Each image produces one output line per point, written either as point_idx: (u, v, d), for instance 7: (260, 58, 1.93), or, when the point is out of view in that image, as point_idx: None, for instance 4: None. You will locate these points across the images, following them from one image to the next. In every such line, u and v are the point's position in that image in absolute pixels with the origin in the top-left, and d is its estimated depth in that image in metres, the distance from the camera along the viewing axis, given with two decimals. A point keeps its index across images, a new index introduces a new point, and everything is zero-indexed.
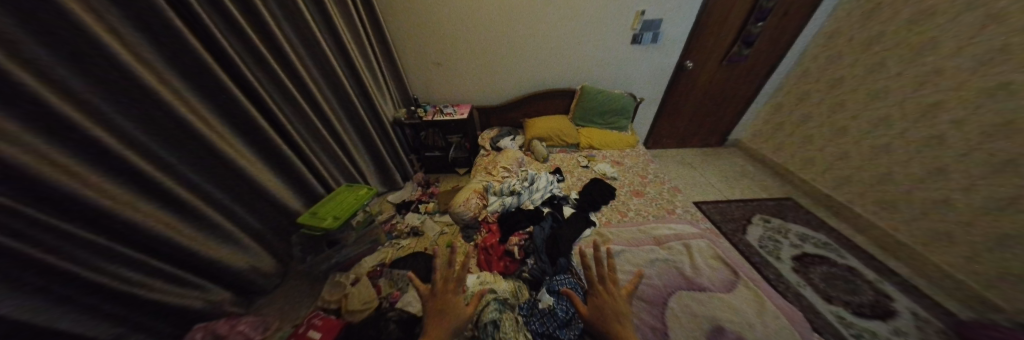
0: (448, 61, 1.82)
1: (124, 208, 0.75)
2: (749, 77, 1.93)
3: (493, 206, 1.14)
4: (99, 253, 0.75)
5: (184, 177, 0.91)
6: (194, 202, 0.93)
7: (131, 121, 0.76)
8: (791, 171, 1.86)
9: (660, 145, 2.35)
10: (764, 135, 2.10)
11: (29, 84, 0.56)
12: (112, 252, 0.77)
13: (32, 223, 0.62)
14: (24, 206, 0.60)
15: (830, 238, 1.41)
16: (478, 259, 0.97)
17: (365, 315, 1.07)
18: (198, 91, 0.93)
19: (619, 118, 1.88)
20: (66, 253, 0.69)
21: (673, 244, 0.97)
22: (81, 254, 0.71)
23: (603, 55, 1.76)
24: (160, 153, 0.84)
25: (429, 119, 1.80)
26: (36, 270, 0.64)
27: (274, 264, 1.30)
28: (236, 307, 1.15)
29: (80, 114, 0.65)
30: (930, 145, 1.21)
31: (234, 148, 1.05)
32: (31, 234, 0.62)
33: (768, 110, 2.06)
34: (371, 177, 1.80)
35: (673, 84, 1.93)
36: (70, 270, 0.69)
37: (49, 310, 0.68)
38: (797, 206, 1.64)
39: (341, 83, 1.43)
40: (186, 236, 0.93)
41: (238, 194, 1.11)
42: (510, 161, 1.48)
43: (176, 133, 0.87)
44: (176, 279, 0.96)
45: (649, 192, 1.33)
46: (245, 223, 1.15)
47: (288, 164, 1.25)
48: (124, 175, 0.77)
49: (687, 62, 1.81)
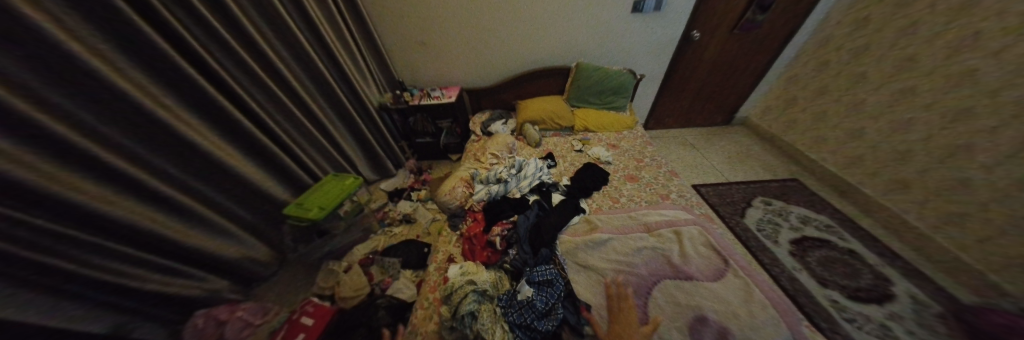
0: (432, 39, 1.69)
1: (104, 205, 0.75)
2: (761, 48, 1.77)
3: (479, 194, 1.11)
4: (83, 247, 0.76)
5: (163, 172, 0.89)
6: (178, 198, 0.92)
7: (96, 118, 0.72)
8: (800, 151, 1.76)
9: (662, 125, 2.24)
10: (774, 112, 1.97)
11: None
12: (99, 247, 0.78)
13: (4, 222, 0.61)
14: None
15: (834, 220, 1.36)
16: (462, 248, 0.97)
17: (357, 302, 1.10)
18: (168, 84, 0.87)
19: (617, 97, 1.77)
20: (47, 248, 0.69)
21: (663, 231, 0.93)
22: (66, 248, 0.72)
23: (599, 26, 1.61)
24: (135, 149, 0.81)
25: (415, 103, 1.73)
26: (23, 265, 0.65)
27: (270, 253, 1.33)
28: (235, 294, 1.19)
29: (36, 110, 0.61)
30: (958, 120, 1.10)
31: (215, 142, 1.01)
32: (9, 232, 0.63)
33: (781, 84, 1.90)
34: (362, 165, 1.77)
35: (678, 58, 1.78)
36: (56, 265, 0.70)
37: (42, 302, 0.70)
38: (802, 188, 1.58)
39: (317, 68, 1.33)
40: (172, 229, 0.93)
41: (226, 188, 1.09)
42: (499, 146, 1.43)
43: (145, 127, 0.83)
44: (171, 270, 0.98)
45: (644, 177, 1.28)
46: (235, 216, 1.15)
47: (270, 156, 1.21)
48: (95, 171, 0.75)
49: (694, 32, 1.64)
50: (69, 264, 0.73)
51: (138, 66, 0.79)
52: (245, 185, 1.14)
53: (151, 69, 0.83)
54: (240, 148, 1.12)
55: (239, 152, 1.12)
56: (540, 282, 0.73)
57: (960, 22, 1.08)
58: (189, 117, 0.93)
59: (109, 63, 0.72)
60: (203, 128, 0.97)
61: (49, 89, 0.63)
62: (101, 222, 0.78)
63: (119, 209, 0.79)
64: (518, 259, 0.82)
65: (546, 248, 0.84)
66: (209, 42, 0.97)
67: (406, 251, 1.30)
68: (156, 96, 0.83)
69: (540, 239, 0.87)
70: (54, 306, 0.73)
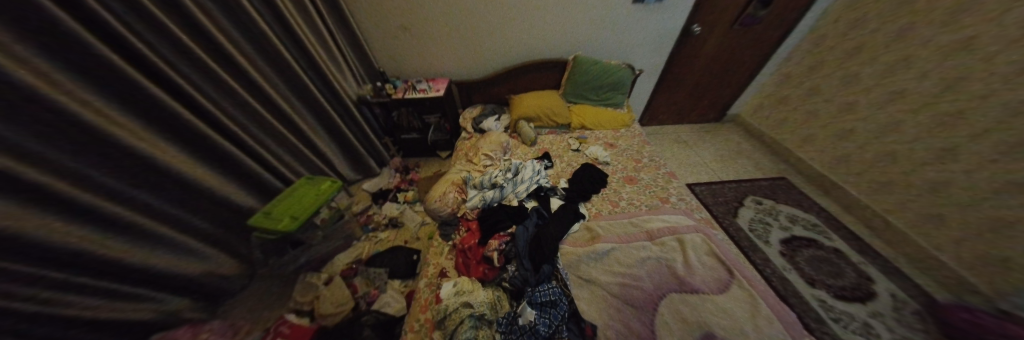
0: (417, 25, 1.51)
1: (34, 231, 0.60)
2: (757, 44, 1.75)
3: (472, 201, 1.02)
4: (21, 281, 0.61)
5: (107, 187, 0.73)
6: (127, 216, 0.77)
7: (18, 129, 0.57)
8: (788, 149, 1.82)
9: (656, 121, 2.24)
10: (764, 110, 2.01)
11: None
12: (42, 280, 0.64)
13: None
14: None
15: (819, 219, 1.41)
16: (455, 261, 0.89)
17: (339, 319, 0.99)
18: (94, 79, 0.68)
19: (614, 93, 1.71)
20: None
21: (667, 239, 0.89)
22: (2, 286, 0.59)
23: (600, 17, 1.50)
24: (65, 161, 0.65)
25: (399, 97, 1.58)
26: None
27: (239, 266, 1.19)
28: (197, 313, 1.04)
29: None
30: (943, 125, 1.13)
31: (164, 148, 0.84)
32: None
33: (773, 81, 1.92)
34: (340, 165, 1.62)
35: (677, 52, 1.73)
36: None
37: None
38: (790, 186, 1.63)
39: (283, 56, 1.14)
40: (124, 251, 0.79)
41: (186, 200, 0.94)
42: (492, 146, 1.33)
43: (76, 133, 0.66)
44: (128, 296, 0.84)
45: (643, 179, 1.24)
46: (197, 229, 1.00)
47: (233, 160, 1.05)
48: (27, 193, 0.60)
49: (694, 26, 1.59)
50: (10, 301, 0.60)
51: (55, 58, 0.61)
52: (206, 194, 0.98)
53: (73, 62, 0.64)
54: (196, 153, 0.95)
55: (198, 159, 0.95)
56: (542, 303, 0.68)
57: (957, 26, 1.09)
58: (125, 119, 0.75)
59: (20, 58, 0.55)
60: (145, 130, 0.80)
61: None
62: (35, 251, 0.63)
63: (57, 233, 0.64)
64: (518, 277, 0.76)
65: (547, 263, 0.79)
66: (146, 28, 0.77)
67: (392, 260, 1.21)
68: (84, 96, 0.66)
69: (542, 254, 0.81)
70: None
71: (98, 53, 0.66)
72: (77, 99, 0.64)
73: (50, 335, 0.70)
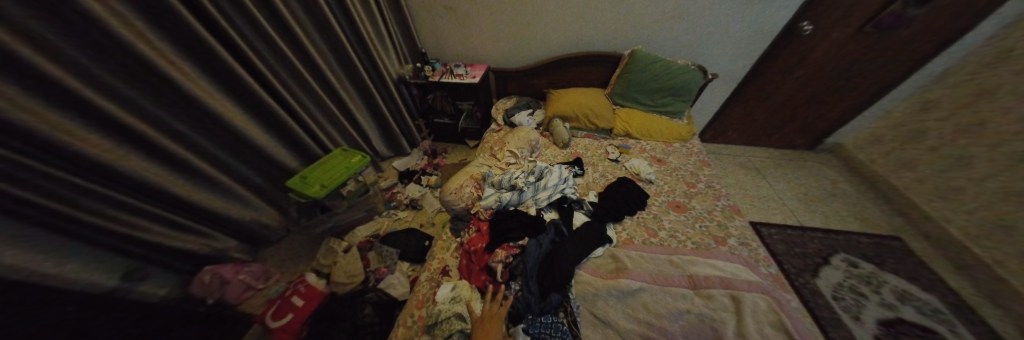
0: (463, 6, 1.45)
1: (115, 160, 0.71)
2: (895, 52, 1.29)
3: (488, 200, 0.95)
4: (95, 198, 0.73)
5: (178, 133, 0.85)
6: (193, 162, 0.89)
7: (111, 74, 0.68)
8: (914, 202, 1.36)
9: (721, 138, 1.88)
10: (885, 144, 1.52)
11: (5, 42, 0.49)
12: (112, 199, 0.76)
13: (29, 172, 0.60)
14: (28, 158, 0.59)
15: (945, 304, 1.04)
16: (460, 261, 0.84)
17: (350, 289, 1.05)
18: (169, 35, 0.77)
19: (673, 100, 1.44)
20: (59, 195, 0.67)
21: (716, 293, 0.70)
22: (79, 198, 0.70)
23: (673, 5, 1.24)
24: (146, 106, 0.76)
25: (436, 80, 1.56)
26: (37, 209, 0.64)
27: (277, 218, 1.32)
28: (243, 255, 1.20)
29: (40, 57, 0.55)
30: None
31: (222, 104, 0.94)
32: (30, 180, 0.61)
33: (910, 106, 1.42)
34: (375, 140, 1.70)
35: (769, 56, 1.38)
36: (65, 212, 0.68)
37: (42, 241, 0.69)
38: (905, 251, 1.23)
39: (334, 30, 1.19)
40: (185, 189, 0.91)
41: (239, 153, 1.06)
42: (520, 143, 1.24)
43: (156, 82, 0.76)
44: (182, 227, 0.97)
45: (694, 208, 1.02)
46: (245, 180, 1.13)
47: (281, 123, 1.15)
48: (113, 130, 0.71)
49: (806, 23, 1.22)
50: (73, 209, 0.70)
51: (142, 14, 0.70)
52: (256, 150, 1.10)
53: (158, 19, 0.74)
54: (248, 112, 1.05)
55: (249, 117, 1.06)
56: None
57: None
58: (195, 75, 0.85)
59: (116, 13, 0.64)
60: (211, 86, 0.90)
61: (56, 38, 0.57)
62: (116, 178, 0.75)
63: (132, 164, 0.76)
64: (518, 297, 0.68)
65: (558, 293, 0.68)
66: None
67: (405, 242, 1.21)
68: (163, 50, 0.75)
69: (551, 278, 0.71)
70: (62, 254, 0.72)
71: (175, 14, 0.74)
72: (158, 52, 0.74)
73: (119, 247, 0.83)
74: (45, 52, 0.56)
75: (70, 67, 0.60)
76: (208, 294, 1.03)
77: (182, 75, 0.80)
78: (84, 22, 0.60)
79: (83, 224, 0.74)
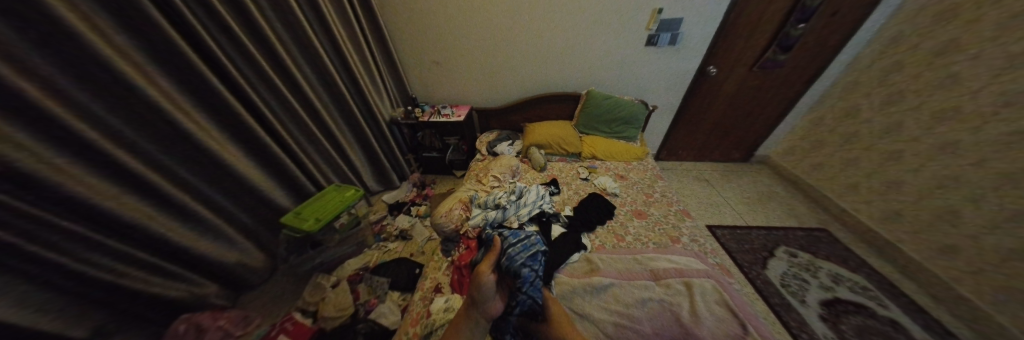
0: (447, 60, 1.76)
1: (108, 200, 0.76)
2: (779, 84, 1.72)
3: (475, 220, 1.08)
4: (81, 242, 0.75)
5: (176, 175, 0.93)
6: (188, 203, 0.95)
7: (123, 122, 0.78)
8: (829, 198, 1.65)
9: (675, 157, 2.19)
10: (798, 153, 1.88)
11: (30, 92, 0.59)
12: (97, 244, 0.78)
13: (24, 217, 0.64)
14: (21, 202, 0.63)
15: (869, 280, 1.24)
16: (452, 278, 0.92)
17: (339, 323, 1.03)
18: (184, 87, 0.92)
19: (627, 127, 1.74)
20: (46, 241, 0.69)
21: (673, 281, 0.83)
22: (65, 244, 0.72)
23: (613, 56, 1.62)
24: (144, 145, 0.83)
25: (425, 119, 1.77)
26: (21, 258, 0.66)
27: (264, 259, 1.31)
28: (223, 301, 1.16)
29: (54, 102, 0.64)
30: (1005, 183, 1.01)
31: (224, 146, 1.04)
32: (23, 225, 0.64)
33: (806, 124, 1.81)
34: (367, 176, 1.80)
35: (694, 91, 1.75)
36: (52, 259, 0.69)
37: (30, 296, 0.69)
38: (831, 239, 1.46)
39: (335, 82, 1.40)
40: (173, 230, 0.93)
41: (233, 193, 1.13)
42: (502, 169, 1.41)
43: (164, 128, 0.87)
44: (165, 272, 0.96)
45: (653, 214, 1.20)
46: (236, 220, 1.16)
47: (278, 163, 1.25)
48: (114, 173, 0.78)
49: (710, 67, 1.62)
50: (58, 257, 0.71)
51: (164, 71, 0.86)
52: (251, 190, 1.17)
53: (176, 76, 0.89)
54: (246, 152, 1.15)
55: (249, 159, 1.16)
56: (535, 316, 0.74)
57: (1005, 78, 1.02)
58: (202, 120, 0.97)
59: (134, 63, 0.78)
60: (216, 130, 1.02)
61: (69, 82, 0.67)
62: (106, 221, 0.78)
63: (122, 205, 0.80)
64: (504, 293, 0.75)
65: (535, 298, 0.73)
66: (238, 56, 1.05)
67: (395, 271, 1.24)
68: (170, 94, 0.87)
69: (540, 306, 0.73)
70: (38, 302, 0.71)
71: (194, 70, 0.91)
72: (172, 102, 0.87)
73: (89, 296, 0.81)
74: (60, 97, 0.65)
75: (80, 111, 0.70)
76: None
77: (189, 122, 0.91)
78: (109, 79, 0.73)
79: (68, 272, 0.74)
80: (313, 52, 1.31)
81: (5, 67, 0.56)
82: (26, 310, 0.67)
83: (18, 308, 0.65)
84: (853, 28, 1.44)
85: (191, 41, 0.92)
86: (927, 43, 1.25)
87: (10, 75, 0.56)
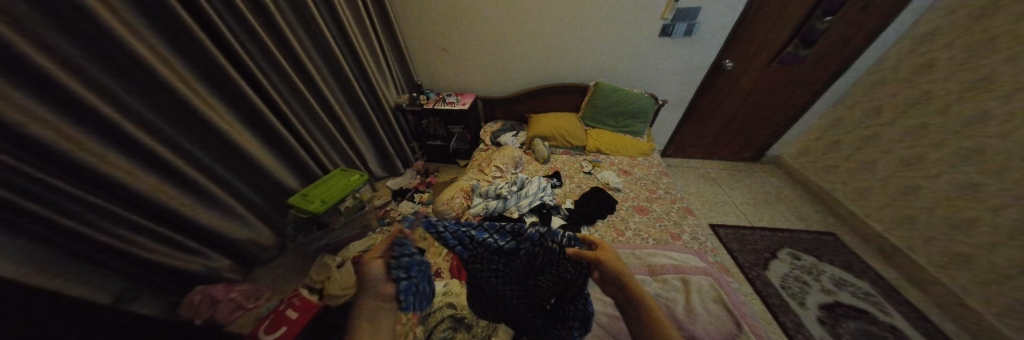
0: (454, 47, 1.72)
1: (127, 177, 0.79)
2: (799, 81, 1.63)
3: (476, 208, 1.11)
4: (104, 215, 0.78)
5: (190, 154, 0.95)
6: (201, 181, 0.98)
7: (140, 100, 0.80)
8: (839, 202, 1.61)
9: (682, 153, 2.14)
10: (812, 155, 1.81)
11: (49, 68, 0.61)
12: (119, 217, 0.82)
13: (48, 189, 0.67)
14: (46, 175, 0.66)
15: (872, 286, 1.22)
16: (451, 263, 0.94)
17: (343, 301, 1.09)
18: (195, 67, 0.93)
19: (635, 121, 1.69)
20: (71, 212, 0.72)
21: (669, 277, 0.83)
22: (88, 216, 0.76)
23: (624, 47, 1.56)
24: (156, 123, 0.85)
25: (430, 107, 1.77)
26: (46, 226, 0.69)
27: (272, 237, 1.36)
28: (235, 275, 1.21)
29: (71, 78, 0.66)
30: None
31: (234, 127, 1.06)
32: (48, 197, 0.68)
33: (823, 124, 1.74)
34: (371, 162, 1.82)
35: (706, 85, 1.69)
36: (75, 230, 0.73)
37: (55, 264, 0.72)
38: (838, 243, 1.44)
39: (340, 65, 1.39)
40: (188, 207, 0.97)
41: (243, 173, 1.16)
42: (505, 159, 1.42)
43: (176, 107, 0.89)
44: (181, 246, 1.01)
45: (655, 210, 1.19)
46: (246, 199, 1.20)
47: (286, 145, 1.27)
48: (131, 151, 0.81)
49: (726, 61, 1.56)
50: (82, 228, 0.75)
51: (175, 49, 0.87)
52: (259, 171, 1.20)
53: (187, 55, 0.90)
54: (255, 134, 1.17)
55: (256, 141, 1.18)
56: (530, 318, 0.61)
57: None
58: (213, 101, 0.98)
59: (144, 40, 0.78)
60: (225, 111, 1.03)
61: (81, 56, 0.67)
62: (127, 197, 0.82)
63: (138, 180, 0.82)
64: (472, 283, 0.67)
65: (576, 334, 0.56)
66: (246, 37, 1.04)
67: None
68: (181, 73, 0.87)
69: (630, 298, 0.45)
70: (63, 269, 0.75)
71: (203, 50, 0.91)
72: (184, 82, 0.88)
73: (113, 266, 0.86)
74: (74, 71, 0.67)
75: (94, 87, 0.71)
76: (195, 313, 1.00)
77: (200, 102, 0.92)
78: (123, 56, 0.74)
79: (89, 243, 0.78)
80: (318, 34, 1.29)
81: (20, 40, 0.57)
82: (49, 277, 0.71)
83: (41, 274, 0.69)
84: (885, 23, 1.35)
85: (199, 19, 0.92)
86: (963, 40, 1.16)
87: (25, 49, 0.57)
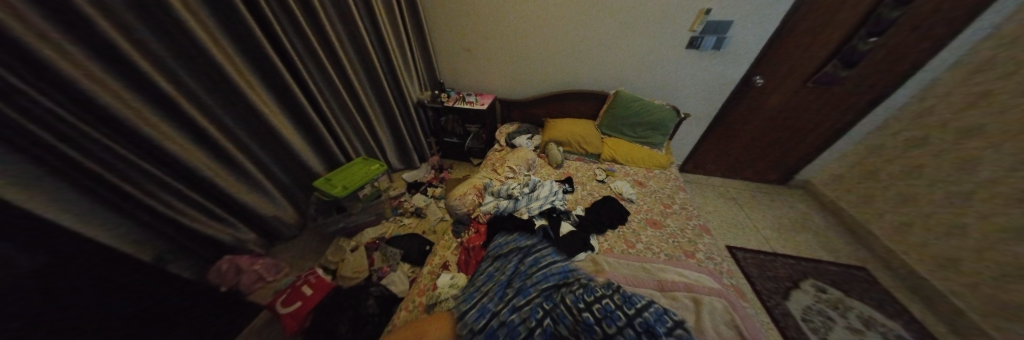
0: (478, 48, 1.77)
1: (176, 148, 0.87)
2: (837, 103, 1.54)
3: (487, 206, 1.14)
4: (154, 181, 0.87)
5: (229, 131, 1.04)
6: (237, 157, 1.07)
7: (192, 79, 0.89)
8: (874, 236, 1.49)
9: (701, 170, 2.07)
10: (845, 183, 1.70)
11: (123, 47, 0.70)
12: (167, 184, 0.90)
13: (112, 153, 0.76)
14: (109, 139, 0.75)
15: (906, 329, 1.12)
16: (458, 257, 0.98)
17: (355, 283, 1.14)
18: (242, 52, 1.02)
19: (653, 132, 1.66)
20: (127, 176, 0.81)
21: (679, 295, 0.81)
22: (142, 180, 0.84)
23: (649, 58, 1.55)
24: (205, 101, 0.94)
25: (450, 105, 1.83)
26: (104, 185, 0.78)
27: (294, 216, 1.44)
28: (259, 248, 1.30)
29: (140, 56, 0.75)
30: None
31: (270, 109, 1.15)
32: (110, 159, 0.76)
33: (860, 152, 1.63)
34: (391, 153, 1.90)
35: (733, 101, 1.64)
36: (128, 190, 0.82)
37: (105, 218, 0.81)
38: (870, 280, 1.33)
39: (371, 59, 1.46)
40: (225, 180, 1.06)
41: (275, 153, 1.25)
42: (519, 161, 1.44)
43: (222, 88, 0.98)
44: (217, 216, 1.10)
45: (669, 225, 1.16)
46: (275, 178, 1.29)
47: (315, 131, 1.35)
48: (182, 124, 0.90)
49: (757, 77, 1.50)
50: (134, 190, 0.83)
51: (229, 36, 0.96)
52: (290, 153, 1.29)
53: (237, 42, 0.99)
54: (289, 118, 1.26)
55: (289, 124, 1.27)
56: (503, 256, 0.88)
57: None
58: (254, 84, 1.07)
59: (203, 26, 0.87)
60: (264, 95, 1.12)
61: (151, 38, 0.77)
62: (175, 165, 0.91)
63: (183, 150, 0.90)
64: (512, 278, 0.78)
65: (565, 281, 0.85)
66: (290, 29, 1.14)
67: (408, 244, 1.30)
68: (231, 57, 0.97)
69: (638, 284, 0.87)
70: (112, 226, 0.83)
71: (251, 37, 1.00)
72: (232, 65, 0.98)
73: (155, 227, 0.94)
74: (143, 50, 0.76)
75: (155, 63, 0.80)
76: (223, 280, 1.10)
77: (243, 84, 1.01)
78: (185, 39, 0.84)
79: (140, 205, 0.87)
80: (353, 29, 1.37)
81: (104, 21, 0.66)
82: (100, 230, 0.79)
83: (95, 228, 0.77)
84: (940, 46, 1.25)
85: (252, 12, 1.02)
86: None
87: (109, 30, 0.67)
